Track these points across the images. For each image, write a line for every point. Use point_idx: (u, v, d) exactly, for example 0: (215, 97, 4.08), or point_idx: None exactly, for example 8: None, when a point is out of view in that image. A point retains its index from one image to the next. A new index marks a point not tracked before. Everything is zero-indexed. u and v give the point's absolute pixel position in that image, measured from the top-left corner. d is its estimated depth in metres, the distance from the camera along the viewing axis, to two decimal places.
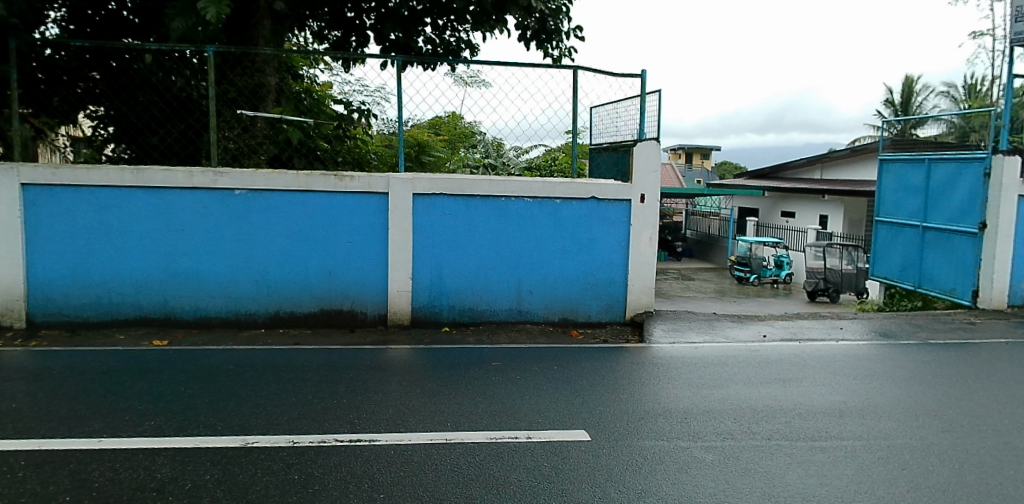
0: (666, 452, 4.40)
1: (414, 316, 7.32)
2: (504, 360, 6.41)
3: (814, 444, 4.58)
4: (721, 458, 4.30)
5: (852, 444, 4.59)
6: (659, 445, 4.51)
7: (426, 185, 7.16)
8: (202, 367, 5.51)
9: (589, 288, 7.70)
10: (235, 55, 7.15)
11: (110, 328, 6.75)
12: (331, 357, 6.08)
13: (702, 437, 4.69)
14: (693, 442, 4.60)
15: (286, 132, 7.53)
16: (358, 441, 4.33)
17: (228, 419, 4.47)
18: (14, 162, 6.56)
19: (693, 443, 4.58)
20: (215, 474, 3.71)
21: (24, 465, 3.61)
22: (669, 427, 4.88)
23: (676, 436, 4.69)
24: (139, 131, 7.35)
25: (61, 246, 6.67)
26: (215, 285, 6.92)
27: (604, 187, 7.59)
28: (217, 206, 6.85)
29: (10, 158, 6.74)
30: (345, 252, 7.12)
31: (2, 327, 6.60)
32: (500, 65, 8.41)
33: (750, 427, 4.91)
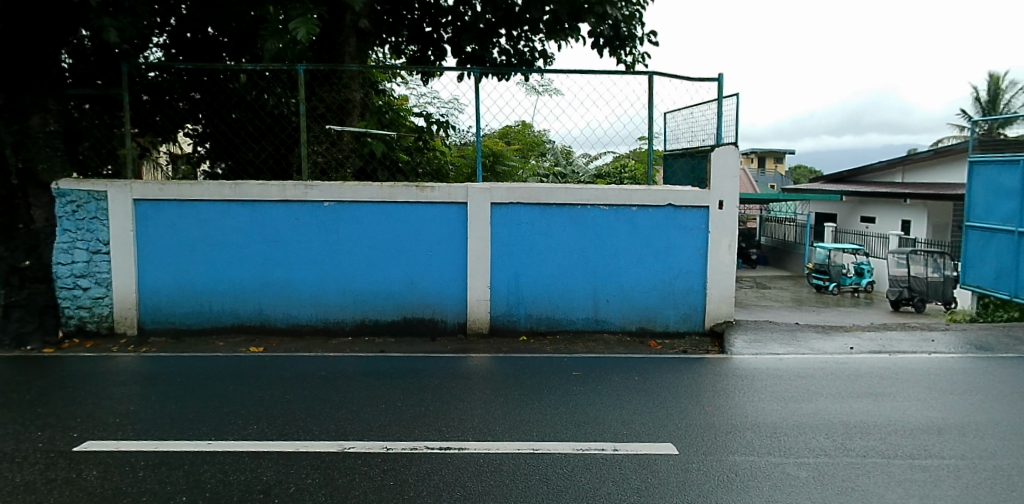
0: (758, 468, 4.23)
1: (492, 325, 7.35)
2: (585, 370, 6.36)
3: (913, 463, 4.32)
4: (816, 476, 4.11)
5: (955, 464, 4.29)
6: (750, 461, 4.35)
7: (503, 194, 7.21)
8: (297, 373, 5.69)
9: (667, 296, 7.55)
10: (323, 73, 7.41)
11: (211, 335, 7.08)
12: (413, 364, 6.18)
13: (795, 453, 4.49)
14: (785, 458, 4.41)
15: (369, 144, 7.71)
16: (448, 448, 4.38)
17: (325, 425, 4.61)
18: (127, 179, 6.99)
19: (786, 459, 4.39)
20: (315, 478, 3.83)
21: (144, 465, 3.82)
22: (759, 442, 4.70)
23: (767, 451, 4.52)
24: (236, 147, 7.72)
25: (169, 257, 7.06)
26: (305, 295, 7.17)
27: (682, 194, 7.45)
28: (307, 218, 7.11)
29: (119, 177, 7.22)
30: (426, 262, 7.24)
31: (116, 334, 7.02)
32: (574, 73, 8.43)
33: (843, 443, 4.68)
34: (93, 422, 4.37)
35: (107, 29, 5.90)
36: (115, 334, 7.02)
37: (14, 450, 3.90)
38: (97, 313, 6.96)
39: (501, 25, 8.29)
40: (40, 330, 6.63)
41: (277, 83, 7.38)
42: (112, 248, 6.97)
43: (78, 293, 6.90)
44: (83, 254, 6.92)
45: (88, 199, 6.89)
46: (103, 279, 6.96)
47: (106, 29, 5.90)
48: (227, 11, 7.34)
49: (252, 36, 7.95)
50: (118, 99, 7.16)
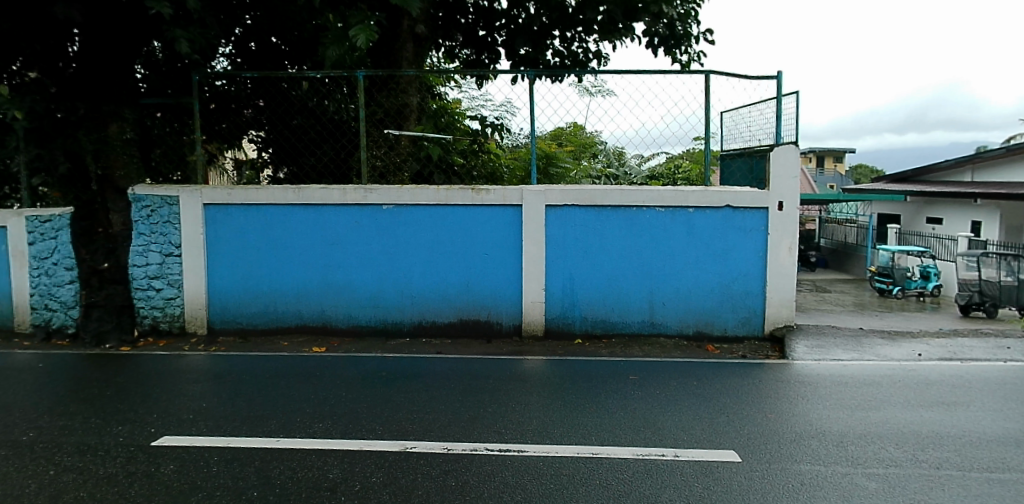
0: (824, 478, 4.08)
1: (548, 328, 7.31)
2: (642, 374, 6.27)
3: (991, 476, 4.09)
4: (887, 487, 3.94)
5: None
6: (815, 470, 4.19)
7: (558, 196, 7.17)
8: (359, 373, 5.80)
9: (725, 299, 7.37)
10: (382, 78, 7.58)
11: (276, 335, 7.28)
12: (469, 366, 6.20)
13: (863, 463, 4.31)
14: (853, 467, 4.24)
15: (426, 148, 7.78)
16: (507, 451, 4.38)
17: (387, 425, 4.68)
18: (197, 185, 7.27)
19: (854, 469, 4.22)
20: (379, 477, 3.88)
21: (218, 460, 3.96)
22: (824, 451, 4.53)
23: (833, 460, 4.35)
24: (299, 152, 7.92)
25: (236, 259, 7.29)
26: (364, 296, 7.30)
27: (740, 194, 7.26)
28: (366, 221, 7.23)
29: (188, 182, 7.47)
30: (481, 264, 7.27)
31: (187, 333, 7.30)
32: (629, 73, 8.34)
33: (915, 453, 4.46)
34: (168, 417, 4.55)
35: (179, 40, 6.08)
36: (186, 334, 7.29)
37: (98, 443, 4.09)
38: (169, 313, 7.24)
39: (556, 26, 8.30)
40: (117, 329, 6.98)
41: (338, 90, 7.59)
42: (184, 251, 7.25)
43: (152, 294, 7.18)
44: (156, 257, 7.20)
45: (161, 204, 7.18)
46: (174, 280, 7.24)
47: (178, 41, 6.05)
48: (290, 21, 7.52)
49: (313, 44, 8.12)
50: (188, 107, 7.48)
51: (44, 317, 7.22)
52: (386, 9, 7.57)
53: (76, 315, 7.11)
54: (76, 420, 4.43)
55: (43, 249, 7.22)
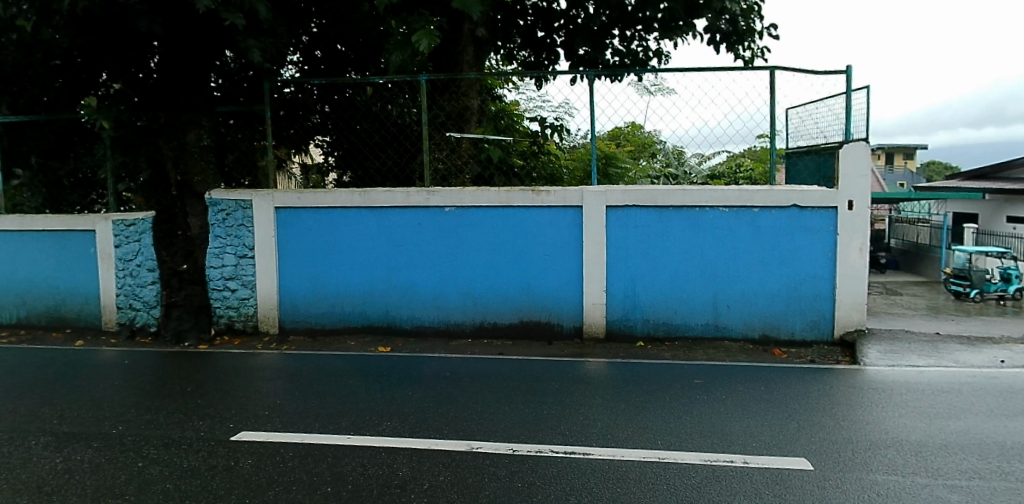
0: (903, 489, 3.89)
1: (609, 330, 7.24)
2: (707, 378, 6.13)
3: None
4: (973, 501, 3.72)
5: None
6: (893, 481, 4.00)
7: (619, 197, 7.09)
8: (424, 373, 5.88)
9: (792, 302, 7.13)
10: (443, 82, 7.65)
11: (343, 335, 7.47)
12: (530, 368, 6.20)
13: (944, 475, 4.09)
14: (934, 479, 4.03)
15: (487, 150, 7.80)
16: (573, 453, 4.35)
17: (453, 424, 4.72)
18: (269, 189, 7.52)
19: (935, 480, 4.01)
20: (447, 476, 3.91)
21: (293, 456, 4.08)
22: (902, 461, 4.32)
23: (913, 471, 4.14)
24: (363, 156, 8.06)
25: (305, 260, 7.51)
26: (427, 298, 7.39)
27: (807, 194, 7.01)
28: (429, 223, 7.33)
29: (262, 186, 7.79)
30: (542, 266, 7.26)
31: (260, 332, 7.57)
32: (690, 71, 8.19)
33: (1001, 466, 4.21)
34: (244, 413, 4.72)
35: (252, 50, 6.31)
36: (259, 333, 7.57)
37: (180, 437, 4.27)
38: (244, 313, 7.53)
39: (615, 25, 8.22)
40: (195, 328, 7.32)
41: (399, 96, 7.67)
42: (257, 253, 7.51)
43: (228, 294, 7.50)
44: (231, 259, 7.51)
45: (236, 208, 7.47)
46: (248, 281, 7.52)
47: (250, 50, 6.28)
48: (355, 28, 7.71)
49: (376, 50, 8.29)
50: (260, 114, 7.77)
51: (129, 315, 7.62)
52: (448, 13, 7.66)
53: (157, 314, 7.49)
54: (160, 414, 4.64)
55: (128, 252, 7.60)
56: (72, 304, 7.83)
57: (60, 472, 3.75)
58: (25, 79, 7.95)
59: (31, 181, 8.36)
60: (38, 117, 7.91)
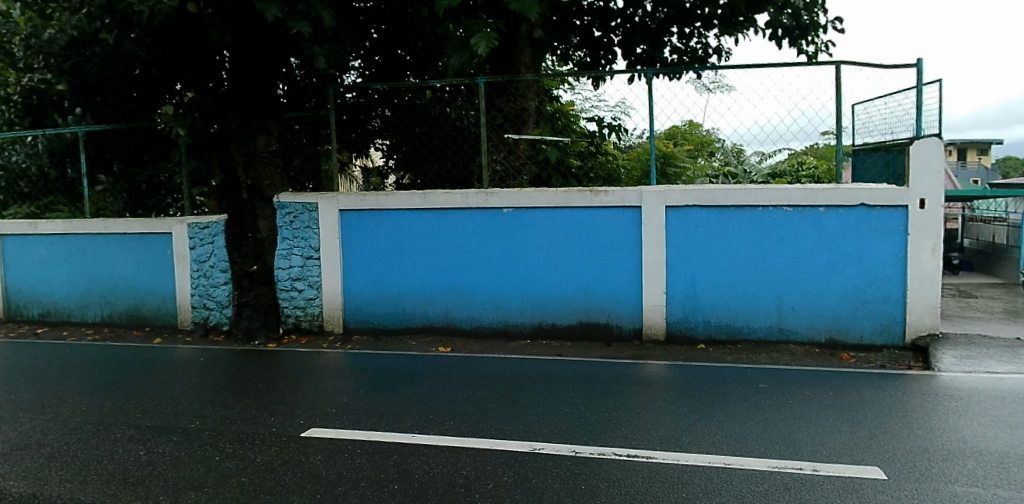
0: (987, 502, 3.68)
1: (669, 332, 7.13)
2: (772, 382, 5.96)
3: None
4: None
5: None
6: (975, 493, 3.79)
7: (679, 197, 6.98)
8: (484, 373, 5.92)
9: (860, 305, 6.85)
10: (501, 84, 7.70)
11: (404, 334, 7.60)
12: (589, 370, 6.16)
13: None
14: (1020, 492, 3.80)
15: (545, 151, 7.85)
16: (636, 456, 4.30)
17: (515, 425, 4.73)
18: (333, 192, 7.72)
19: (1021, 494, 3.78)
20: (510, 476, 3.92)
21: (360, 452, 4.17)
22: (985, 472, 4.09)
23: (997, 484, 3.92)
24: (422, 159, 8.14)
25: (368, 262, 7.67)
26: (486, 298, 7.45)
27: (876, 192, 6.72)
28: (488, 224, 7.38)
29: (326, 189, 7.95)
30: (600, 267, 7.20)
31: (325, 332, 7.76)
32: (751, 67, 8.00)
33: None
34: (313, 410, 4.84)
35: (317, 57, 6.49)
36: (324, 332, 7.77)
37: (253, 433, 4.42)
38: (310, 313, 7.74)
39: (673, 23, 8.12)
40: (264, 327, 7.61)
41: (457, 98, 7.73)
42: (322, 254, 7.71)
43: (295, 295, 7.72)
44: (298, 259, 7.73)
45: (302, 210, 7.68)
46: (315, 282, 7.73)
47: (316, 57, 6.46)
48: (415, 32, 7.83)
49: (435, 53, 8.39)
50: (324, 119, 7.98)
51: (203, 315, 7.94)
52: (505, 16, 7.71)
53: (229, 314, 7.80)
54: (234, 410, 4.81)
55: (202, 254, 7.92)
56: (150, 303, 8.21)
57: (144, 464, 3.93)
58: (108, 89, 8.39)
59: (113, 186, 8.77)
60: (120, 126, 8.33)
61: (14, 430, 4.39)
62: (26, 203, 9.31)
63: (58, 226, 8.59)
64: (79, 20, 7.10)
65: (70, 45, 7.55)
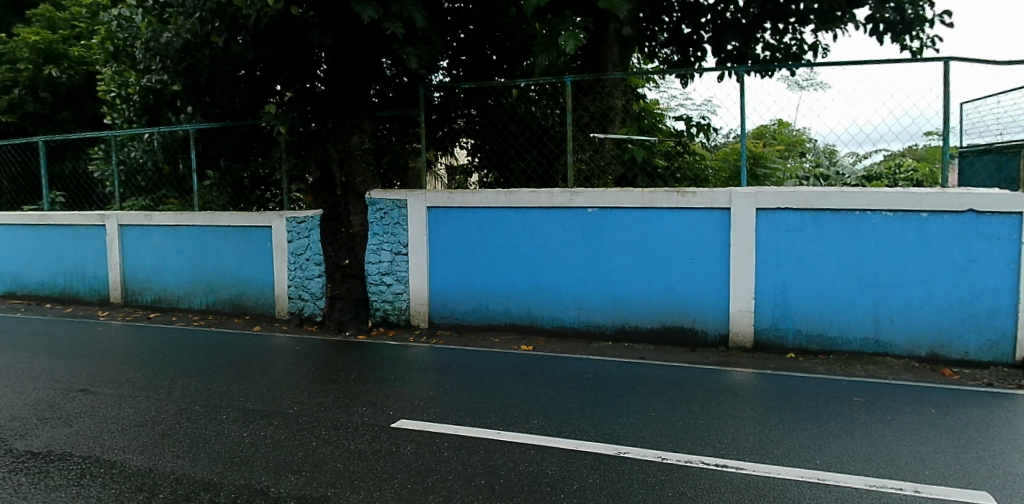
0: None
1: (757, 340, 6.88)
2: (869, 396, 5.63)
3: None
4: None
5: None
6: None
7: (771, 199, 6.70)
8: (568, 374, 5.92)
9: (966, 319, 6.30)
10: (589, 83, 7.61)
11: (487, 331, 7.70)
12: (674, 375, 6.03)
13: None
14: None
15: (630, 150, 7.80)
16: (725, 466, 4.16)
17: (600, 427, 4.69)
18: (422, 189, 7.89)
19: None
20: (596, 479, 3.88)
21: (448, 446, 4.23)
22: None
23: None
24: (506, 157, 8.17)
25: (453, 259, 7.80)
26: (568, 298, 7.43)
27: (986, 197, 6.13)
28: (573, 223, 7.36)
29: (416, 187, 8.14)
30: (686, 270, 7.04)
31: (412, 326, 7.98)
32: (849, 65, 7.61)
33: None
34: (402, 402, 4.97)
35: (409, 56, 6.65)
36: (411, 326, 7.99)
37: (348, 420, 4.58)
38: (398, 307, 7.98)
39: (765, 19, 7.88)
40: (355, 320, 7.91)
41: (543, 98, 7.79)
42: (410, 250, 7.92)
43: (384, 289, 7.98)
44: (388, 255, 7.98)
45: (392, 207, 7.91)
46: (403, 277, 7.96)
47: (408, 57, 6.62)
48: (502, 31, 7.89)
49: (522, 52, 8.44)
50: (414, 118, 8.20)
51: (298, 305, 8.30)
52: (594, 13, 7.66)
53: (322, 305, 8.19)
54: (329, 398, 5.00)
55: (298, 247, 8.26)
56: (250, 292, 8.66)
57: (248, 445, 4.14)
58: (214, 90, 8.87)
59: (218, 182, 9.29)
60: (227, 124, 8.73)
61: (133, 406, 4.73)
62: (142, 195, 10.04)
63: (169, 218, 9.19)
64: (191, 24, 7.57)
65: (184, 48, 7.92)
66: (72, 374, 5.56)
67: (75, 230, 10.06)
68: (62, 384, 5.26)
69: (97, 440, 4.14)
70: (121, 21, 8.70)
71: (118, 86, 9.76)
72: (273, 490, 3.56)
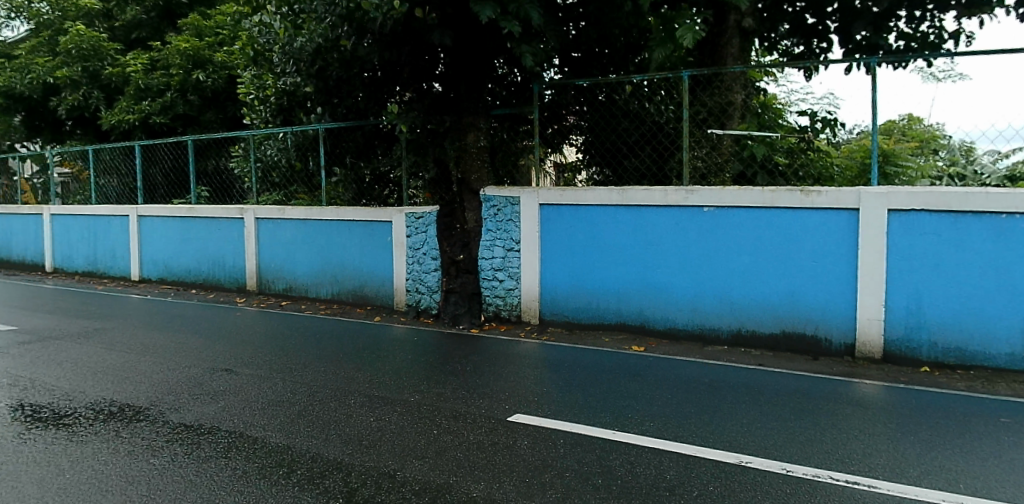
0: None
1: (887, 351, 6.35)
2: (1021, 417, 5.03)
3: None
4: None
5: None
6: None
7: (904, 200, 6.16)
8: (683, 377, 5.78)
9: None
10: (707, 77, 7.40)
11: (598, 330, 7.69)
12: (797, 384, 5.74)
13: None
14: None
15: (750, 147, 7.56)
16: (856, 484, 3.85)
17: (719, 434, 4.55)
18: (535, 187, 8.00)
19: None
20: (717, 487, 3.72)
21: (564, 443, 4.24)
22: None
23: None
24: (617, 154, 8.13)
25: (565, 256, 7.85)
26: (681, 299, 7.26)
27: None
28: (688, 222, 7.18)
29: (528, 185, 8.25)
30: (809, 275, 6.67)
31: (522, 322, 8.12)
32: (995, 53, 6.96)
33: None
34: (517, 396, 5.04)
35: (525, 55, 6.73)
36: (521, 322, 8.14)
37: (465, 412, 4.69)
38: (509, 302, 8.16)
39: (901, 6, 7.39)
40: (468, 313, 8.18)
41: (656, 93, 7.56)
42: (522, 247, 8.06)
43: (496, 284, 8.19)
44: (500, 251, 8.18)
45: (505, 204, 8.10)
46: (515, 273, 8.11)
47: (523, 54, 6.70)
48: (617, 26, 7.84)
49: (636, 48, 8.47)
50: (527, 115, 8.35)
51: (416, 298, 8.66)
52: (713, 5, 7.48)
53: (438, 298, 8.44)
54: (448, 388, 5.14)
55: (416, 241, 8.64)
56: (371, 284, 9.10)
57: (374, 429, 4.32)
58: (341, 91, 9.24)
59: (345, 178, 9.80)
60: (353, 124, 9.22)
61: (271, 387, 5.07)
62: (275, 190, 10.71)
63: (299, 212, 9.81)
64: (322, 29, 8.05)
65: (316, 52, 8.42)
66: (215, 355, 6.05)
67: (216, 223, 10.95)
68: (209, 363, 5.73)
69: (240, 416, 4.47)
70: (261, 28, 9.42)
71: (257, 88, 10.47)
72: (399, 474, 3.69)
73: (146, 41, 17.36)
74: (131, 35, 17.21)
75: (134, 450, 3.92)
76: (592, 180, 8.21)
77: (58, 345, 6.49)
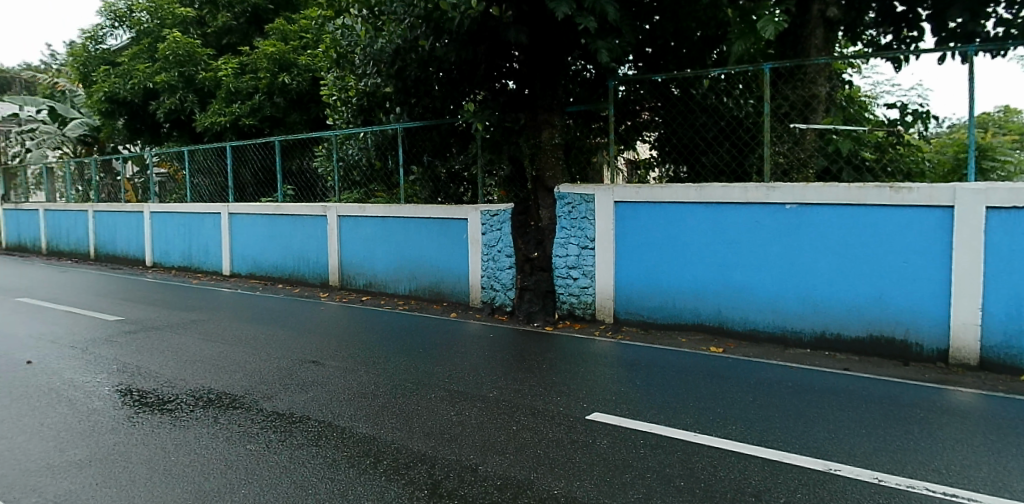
0: None
1: (985, 359, 5.94)
2: None
3: None
4: None
5: None
6: None
7: (1004, 197, 5.74)
8: (767, 380, 5.64)
9: None
10: (790, 70, 7.18)
11: (674, 330, 7.59)
12: (888, 390, 5.49)
13: None
14: None
15: (835, 142, 7.30)
16: (956, 497, 3.64)
17: (805, 440, 4.41)
18: (609, 184, 7.97)
19: None
20: (804, 494, 3.60)
21: (644, 444, 4.20)
22: None
23: None
24: (693, 150, 7.96)
25: (639, 255, 7.77)
26: (762, 299, 7.07)
27: None
28: (770, 220, 6.97)
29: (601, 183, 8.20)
30: (899, 276, 6.36)
31: (596, 321, 8.10)
32: None
33: None
34: (596, 395, 5.03)
35: (599, 50, 6.71)
36: (595, 320, 8.12)
37: (545, 409, 4.71)
38: (584, 301, 8.16)
39: None
40: (543, 311, 8.23)
41: (735, 87, 7.42)
42: (596, 245, 8.02)
43: (570, 283, 8.21)
44: (575, 249, 8.18)
45: (579, 201, 8.10)
46: (589, 272, 8.11)
47: (599, 50, 6.68)
48: (694, 19, 7.72)
49: (714, 40, 8.27)
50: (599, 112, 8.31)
51: (491, 295, 8.78)
52: None
53: (512, 295, 8.53)
54: (525, 385, 5.19)
55: (491, 239, 8.74)
56: (448, 281, 9.26)
57: (456, 423, 4.41)
58: (417, 91, 9.36)
59: (423, 176, 10.00)
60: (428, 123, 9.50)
61: (357, 379, 5.25)
62: (355, 189, 11.03)
63: (379, 210, 10.08)
64: (400, 30, 8.27)
65: (395, 53, 8.48)
66: (303, 347, 6.30)
67: (301, 220, 11.38)
68: (296, 355, 5.98)
69: (329, 406, 4.65)
70: (344, 30, 9.75)
71: (339, 90, 10.85)
72: (481, 468, 3.75)
73: (235, 46, 18.19)
74: (222, 41, 18.05)
75: (232, 435, 4.14)
76: (666, 177, 8.06)
77: (159, 335, 6.92)
